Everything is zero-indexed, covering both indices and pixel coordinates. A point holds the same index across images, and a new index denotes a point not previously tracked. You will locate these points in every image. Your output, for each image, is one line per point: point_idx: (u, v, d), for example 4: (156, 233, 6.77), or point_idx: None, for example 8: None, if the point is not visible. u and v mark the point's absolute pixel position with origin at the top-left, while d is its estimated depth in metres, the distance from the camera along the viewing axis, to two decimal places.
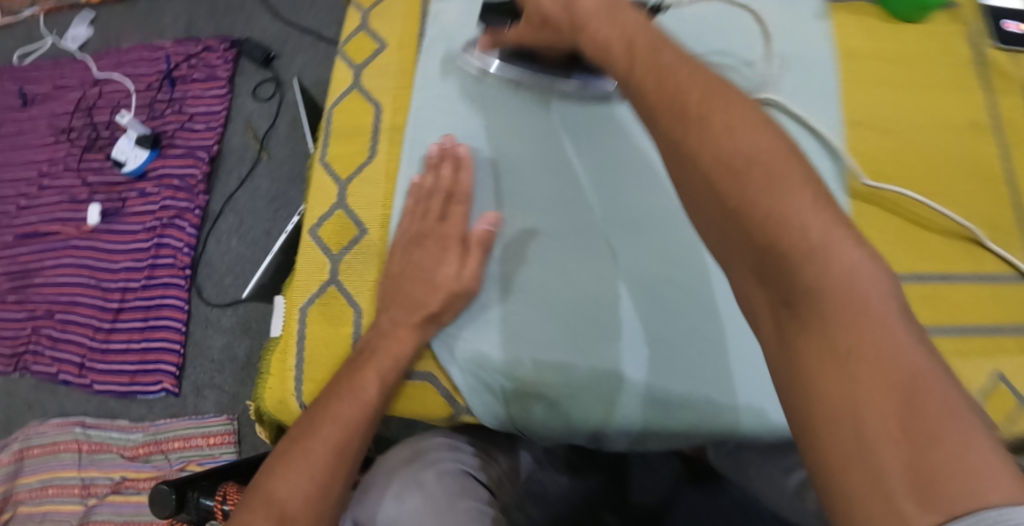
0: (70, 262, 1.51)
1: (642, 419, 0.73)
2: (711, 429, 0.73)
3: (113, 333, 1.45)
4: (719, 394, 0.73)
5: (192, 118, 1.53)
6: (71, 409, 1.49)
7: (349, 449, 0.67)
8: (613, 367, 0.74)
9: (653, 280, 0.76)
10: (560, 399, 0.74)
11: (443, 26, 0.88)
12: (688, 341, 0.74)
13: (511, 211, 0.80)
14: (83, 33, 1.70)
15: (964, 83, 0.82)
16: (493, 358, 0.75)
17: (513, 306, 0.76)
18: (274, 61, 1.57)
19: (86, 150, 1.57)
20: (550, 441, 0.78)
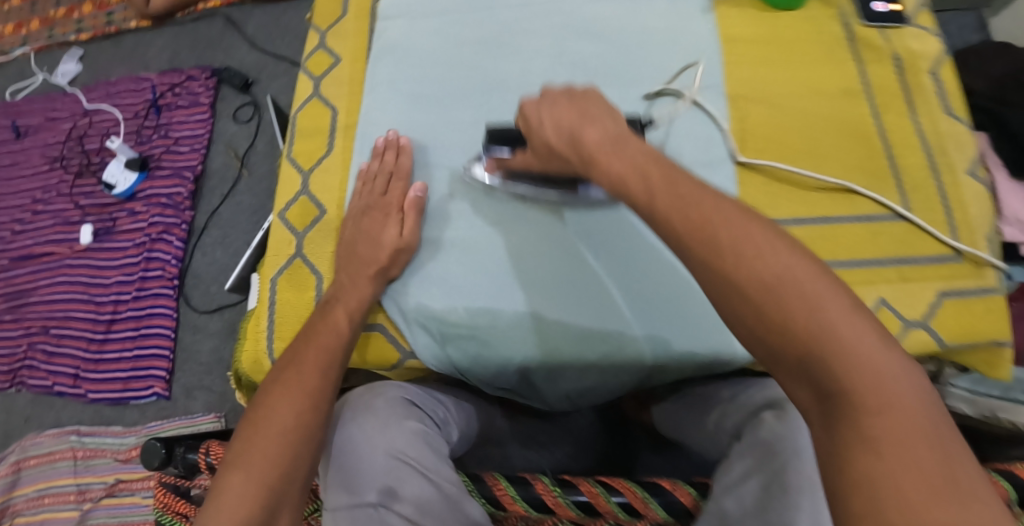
0: (63, 280, 1.61)
1: (562, 352, 0.79)
2: (624, 358, 0.78)
3: (106, 343, 1.54)
4: (641, 333, 0.78)
5: (176, 142, 1.64)
6: (67, 419, 1.56)
7: (320, 386, 0.72)
8: (536, 310, 0.80)
9: (568, 233, 0.84)
10: (488, 339, 0.80)
11: (389, 39, 0.99)
12: (609, 289, 0.81)
13: (443, 184, 0.89)
14: (72, 69, 1.82)
15: (837, 56, 0.90)
16: (428, 307, 0.82)
17: (446, 262, 0.84)
18: (252, 86, 1.70)
19: (77, 176, 1.68)
20: (486, 382, 0.82)
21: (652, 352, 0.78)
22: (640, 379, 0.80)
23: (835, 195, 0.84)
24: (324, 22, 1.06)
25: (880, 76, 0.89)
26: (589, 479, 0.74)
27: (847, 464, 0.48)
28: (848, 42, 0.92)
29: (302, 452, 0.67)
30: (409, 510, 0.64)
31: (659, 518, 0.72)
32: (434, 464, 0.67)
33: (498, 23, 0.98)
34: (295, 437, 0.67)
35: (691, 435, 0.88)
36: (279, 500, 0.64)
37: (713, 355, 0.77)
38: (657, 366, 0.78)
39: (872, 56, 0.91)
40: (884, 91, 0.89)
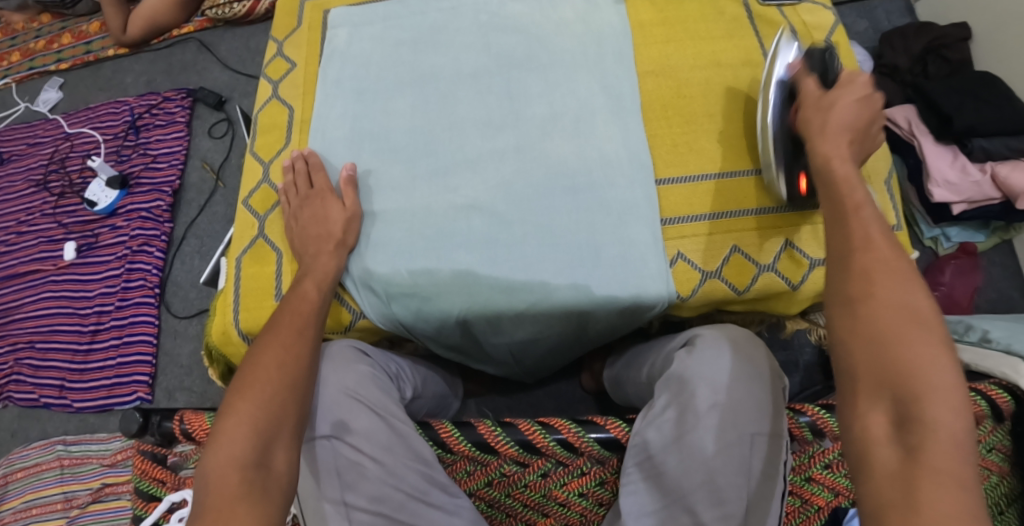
0: (47, 296, 1.66)
1: (492, 302, 0.90)
2: (548, 303, 0.90)
3: (90, 353, 1.60)
4: (563, 280, 0.90)
5: (155, 159, 1.72)
6: (53, 430, 1.61)
7: (303, 345, 0.77)
8: (465, 266, 0.91)
9: (495, 200, 0.94)
10: (429, 295, 0.91)
11: (337, 45, 1.08)
12: (535, 250, 0.92)
13: (389, 165, 0.99)
14: (53, 96, 1.92)
15: (740, 34, 1.04)
16: (374, 271, 0.93)
17: (388, 230, 0.95)
18: (225, 104, 1.79)
19: (60, 198, 1.75)
20: (426, 334, 0.95)
21: (574, 298, 0.90)
22: (568, 324, 0.92)
23: (736, 153, 0.97)
24: (281, 32, 1.15)
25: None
26: (528, 419, 0.78)
27: (913, 487, 0.58)
28: (750, 20, 1.05)
29: (289, 401, 0.72)
30: (359, 439, 0.73)
31: (595, 452, 0.77)
32: (381, 401, 0.77)
33: (432, 23, 1.07)
34: (285, 386, 0.72)
35: (630, 389, 0.95)
36: (273, 442, 0.69)
37: (624, 294, 0.89)
38: (579, 312, 0.90)
39: (770, 30, 1.04)
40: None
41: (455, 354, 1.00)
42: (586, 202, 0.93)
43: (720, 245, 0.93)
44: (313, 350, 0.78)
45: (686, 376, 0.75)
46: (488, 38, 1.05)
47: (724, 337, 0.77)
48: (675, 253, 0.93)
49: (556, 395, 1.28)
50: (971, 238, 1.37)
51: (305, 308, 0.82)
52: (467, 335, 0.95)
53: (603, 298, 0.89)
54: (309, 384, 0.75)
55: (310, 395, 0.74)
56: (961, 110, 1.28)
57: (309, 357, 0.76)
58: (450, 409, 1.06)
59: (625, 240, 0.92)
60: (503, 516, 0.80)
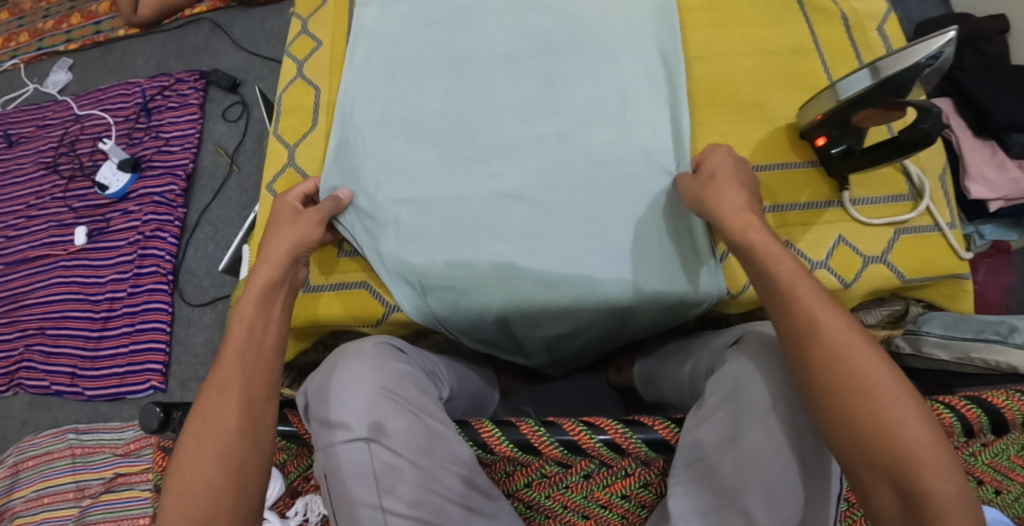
0: (58, 281, 1.64)
1: (533, 297, 0.87)
2: (592, 297, 0.87)
3: (102, 340, 1.57)
4: (609, 273, 0.87)
5: (167, 142, 1.68)
6: (65, 418, 1.59)
7: (232, 407, 0.70)
8: (504, 259, 0.88)
9: (535, 188, 0.91)
10: (467, 288, 0.88)
11: (365, 24, 1.04)
12: (577, 241, 0.88)
13: (422, 151, 0.95)
14: (63, 78, 1.88)
15: (787, 18, 0.99)
16: (411, 261, 0.90)
17: (423, 219, 0.91)
18: (240, 86, 1.74)
19: (70, 181, 1.71)
20: (460, 330, 0.92)
21: (618, 292, 0.87)
22: (610, 320, 0.88)
23: (781, 143, 0.93)
24: (305, 11, 1.10)
25: (828, 33, 0.99)
26: (572, 418, 0.75)
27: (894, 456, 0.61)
28: (800, 7, 1.01)
29: (224, 485, 0.67)
30: (398, 442, 0.70)
31: (642, 453, 0.74)
32: (419, 402, 0.74)
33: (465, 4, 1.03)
34: (215, 461, 0.68)
35: (666, 386, 0.92)
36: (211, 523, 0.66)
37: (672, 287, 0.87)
38: (621, 308, 0.87)
39: (820, 18, 1.00)
40: (832, 47, 0.98)
41: (491, 350, 0.97)
42: (630, 192, 0.90)
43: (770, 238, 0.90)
44: (246, 407, 0.71)
45: (744, 376, 0.71)
46: (521, 17, 1.01)
47: (759, 350, 0.73)
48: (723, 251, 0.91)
49: (580, 390, 1.25)
50: (1005, 237, 1.31)
51: (231, 353, 0.74)
52: (503, 332, 0.91)
53: (647, 290, 0.87)
54: (247, 449, 0.69)
55: (248, 460, 0.69)
56: (1002, 103, 1.23)
57: (242, 417, 0.70)
58: (486, 406, 1.03)
59: (670, 227, 0.89)
60: (543, 517, 0.78)
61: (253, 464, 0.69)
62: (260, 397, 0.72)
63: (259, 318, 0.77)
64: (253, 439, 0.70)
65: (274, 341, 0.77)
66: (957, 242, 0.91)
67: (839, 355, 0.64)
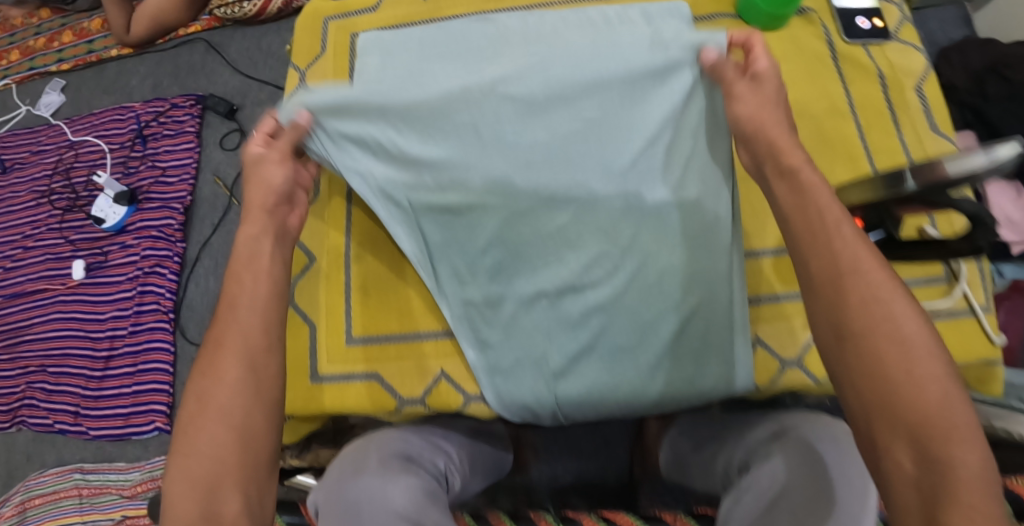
0: (58, 316, 1.60)
1: (532, 214, 0.82)
2: (618, 337, 0.83)
3: (104, 379, 1.53)
4: (645, 317, 0.83)
5: (164, 172, 1.63)
6: (69, 457, 1.56)
7: (234, 366, 0.67)
8: (499, 175, 0.82)
9: (538, 115, 0.83)
10: (465, 209, 0.83)
11: (367, 75, 0.90)
12: (616, 295, 0.83)
13: (425, 145, 0.83)
14: (56, 100, 1.83)
15: (819, 74, 0.93)
16: (406, 187, 0.85)
17: (408, 145, 0.83)
18: (237, 112, 1.67)
19: (66, 212, 1.67)
20: (458, 285, 0.86)
21: (621, 211, 0.82)
22: (615, 256, 0.82)
23: None
24: (303, 60, 1.02)
25: (864, 93, 0.93)
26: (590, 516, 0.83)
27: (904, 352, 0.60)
28: (834, 62, 0.94)
29: (229, 440, 0.65)
30: None
31: None
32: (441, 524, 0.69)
33: (477, 50, 0.88)
34: (219, 418, 0.66)
35: (696, 474, 0.88)
36: (217, 479, 0.64)
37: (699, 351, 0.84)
38: (622, 235, 0.82)
39: (856, 74, 0.94)
40: (867, 107, 0.92)
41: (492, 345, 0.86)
42: (667, 222, 0.83)
43: (798, 331, 0.94)
44: (246, 362, 0.68)
45: (784, 476, 0.70)
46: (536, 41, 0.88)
47: (795, 454, 0.71)
48: (756, 336, 0.94)
49: (594, 435, 1.20)
50: None
51: (231, 306, 0.70)
52: (499, 281, 0.84)
53: (646, 219, 0.83)
54: (251, 405, 0.67)
55: (251, 416, 0.67)
56: None
57: (243, 372, 0.67)
58: (503, 472, 0.99)
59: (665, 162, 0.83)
60: None
61: (257, 420, 0.67)
62: (259, 351, 0.69)
63: (254, 270, 0.71)
64: (256, 395, 0.67)
65: (268, 294, 0.71)
66: (990, 325, 0.90)
67: (870, 300, 0.62)
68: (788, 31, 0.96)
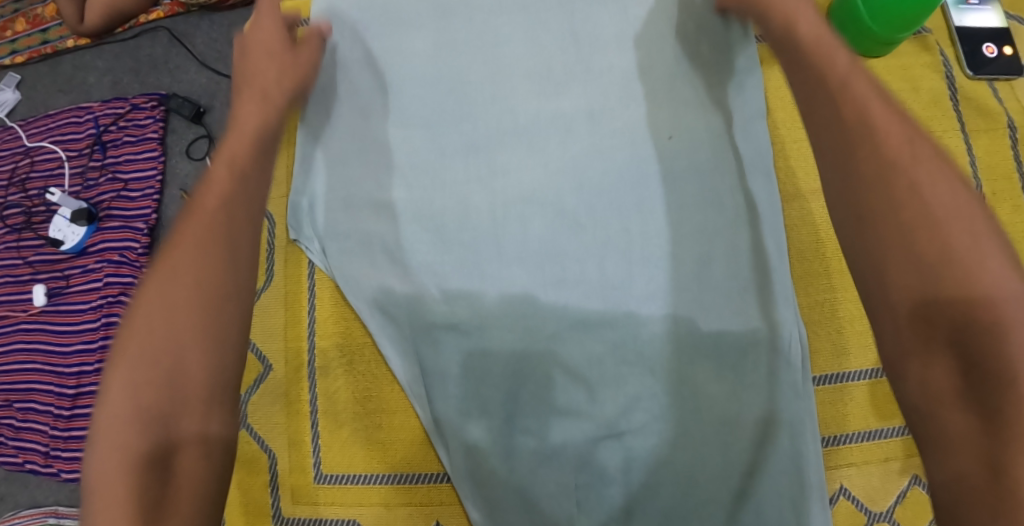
0: (21, 348, 1.12)
1: (560, 341, 0.58)
2: (681, 508, 0.56)
3: (74, 421, 1.09)
4: (721, 485, 0.56)
5: (127, 185, 1.19)
6: (44, 500, 1.11)
7: (216, 248, 0.50)
8: (518, 290, 0.59)
9: (562, 186, 0.61)
10: (472, 329, 0.59)
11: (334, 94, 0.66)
12: (687, 454, 0.56)
13: (413, 231, 0.61)
14: (10, 98, 1.29)
15: (938, 124, 0.63)
16: (389, 287, 0.61)
17: (408, 233, 0.61)
18: (205, 115, 1.23)
19: (22, 229, 1.19)
20: (471, 437, 0.58)
21: (668, 344, 0.57)
22: (661, 396, 0.57)
23: None
24: None
25: (991, 149, 0.63)
26: None
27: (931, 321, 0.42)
28: (953, 103, 0.64)
29: (196, 339, 0.48)
30: None
31: None
32: None
33: (487, 66, 0.65)
34: (175, 323, 0.48)
35: None
36: (172, 415, 0.46)
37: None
38: (684, 373, 0.57)
39: (980, 124, 0.63)
40: (996, 172, 0.62)
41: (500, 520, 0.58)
42: (726, 354, 0.57)
43: (898, 473, 0.60)
44: (231, 245, 0.51)
45: None
46: (549, 68, 0.64)
47: None
48: (837, 485, 0.60)
49: None
50: None
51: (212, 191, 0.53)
52: (509, 431, 0.58)
53: (718, 353, 0.57)
54: (229, 310, 0.49)
55: (222, 325, 0.49)
56: None
57: (216, 268, 0.50)
58: None
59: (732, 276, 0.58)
60: None
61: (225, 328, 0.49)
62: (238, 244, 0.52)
63: (251, 155, 0.56)
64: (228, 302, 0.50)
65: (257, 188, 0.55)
66: None
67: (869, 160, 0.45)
68: (895, 57, 0.65)
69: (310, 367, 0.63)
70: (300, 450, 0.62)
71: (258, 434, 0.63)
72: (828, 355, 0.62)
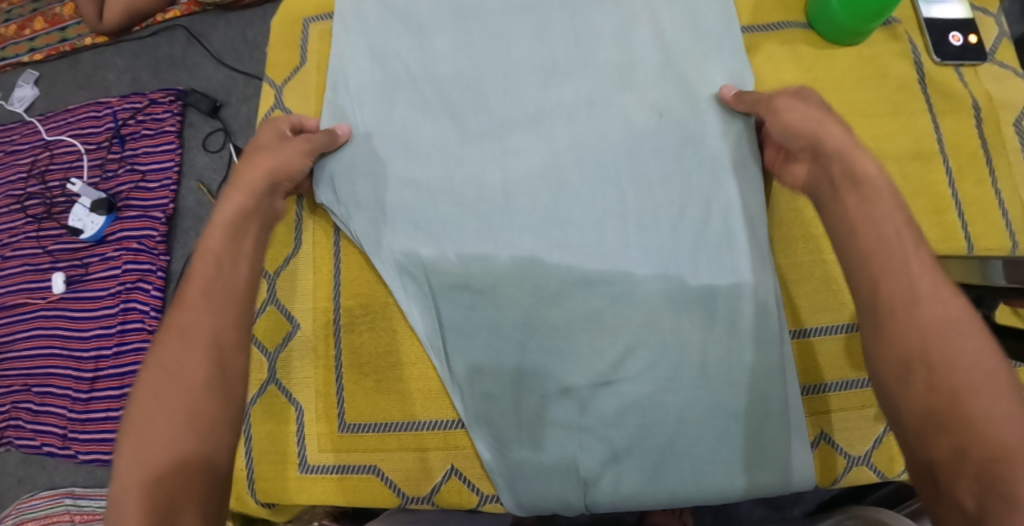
0: (43, 333, 1.17)
1: (564, 298, 0.65)
2: (675, 449, 0.63)
3: (91, 404, 1.12)
4: (706, 424, 0.62)
5: (145, 176, 1.22)
6: (61, 481, 1.15)
7: (232, 276, 0.60)
8: (526, 253, 0.66)
9: (565, 164, 0.67)
10: (484, 288, 0.66)
11: (360, 80, 0.73)
12: (676, 401, 0.63)
13: (429, 203, 0.68)
14: (30, 94, 1.33)
15: (907, 107, 0.69)
16: (411, 248, 0.67)
17: (429, 202, 0.68)
18: (222, 110, 1.26)
19: (41, 219, 1.23)
20: (479, 385, 0.65)
21: (662, 298, 0.64)
22: (655, 346, 0.63)
23: None
24: (279, 75, 0.80)
25: (956, 128, 0.69)
26: None
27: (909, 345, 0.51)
28: (921, 86, 0.70)
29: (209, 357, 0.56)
30: None
31: None
32: None
33: (497, 53, 0.71)
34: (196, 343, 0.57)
35: None
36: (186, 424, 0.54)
37: (738, 477, 0.62)
38: (675, 325, 0.63)
39: (946, 105, 0.69)
40: (960, 148, 0.68)
41: (512, 464, 0.64)
42: (710, 309, 0.63)
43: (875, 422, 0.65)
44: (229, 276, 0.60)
45: None
46: (553, 61, 0.70)
47: None
48: (818, 432, 0.66)
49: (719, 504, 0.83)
50: None
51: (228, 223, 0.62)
52: (519, 381, 0.65)
53: (704, 306, 0.64)
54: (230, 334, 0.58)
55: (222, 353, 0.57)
56: None
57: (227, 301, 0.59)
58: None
59: (715, 240, 0.65)
60: None
61: (220, 423, 0.55)
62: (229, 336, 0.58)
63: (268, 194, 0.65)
64: (223, 398, 0.56)
65: (245, 281, 0.61)
66: None
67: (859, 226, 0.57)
68: (867, 46, 0.71)
69: (337, 323, 0.69)
70: (326, 400, 0.68)
71: (286, 387, 0.69)
72: (807, 312, 0.67)
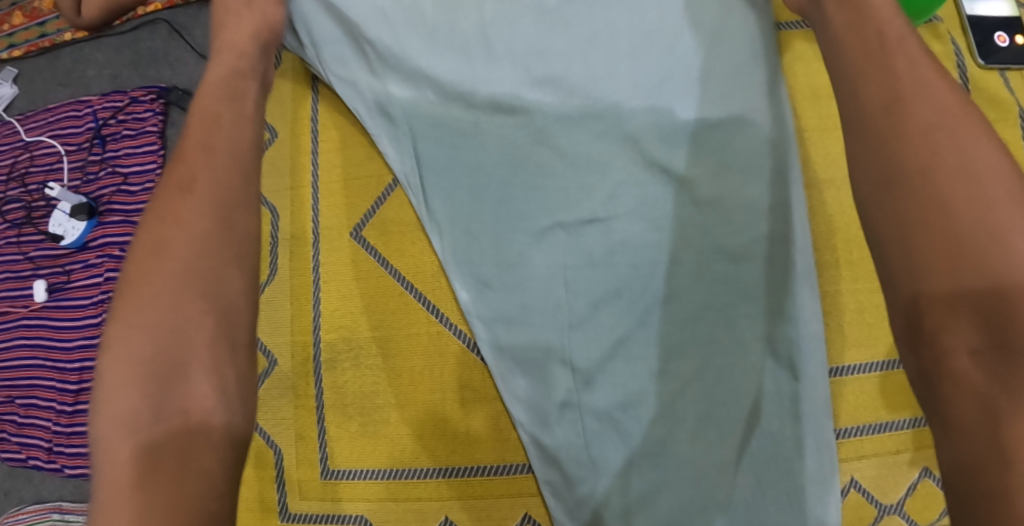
0: (23, 344, 1.07)
1: (555, 193, 0.63)
2: (673, 342, 0.61)
3: (76, 417, 1.02)
4: (702, 320, 0.61)
5: (127, 179, 1.12)
6: (49, 495, 1.08)
7: (225, 181, 0.55)
8: (516, 147, 0.64)
9: (564, 58, 0.63)
10: (467, 129, 0.65)
11: None
12: (673, 295, 0.61)
13: (420, 91, 0.65)
14: (8, 92, 1.24)
15: None
16: (391, 91, 0.66)
17: (421, 88, 0.65)
18: None
19: (21, 224, 1.13)
20: (473, 279, 0.64)
21: (655, 188, 0.62)
22: (649, 234, 0.62)
23: None
24: None
25: (1003, 138, 0.64)
26: None
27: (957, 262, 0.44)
28: (964, 92, 0.64)
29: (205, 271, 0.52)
30: None
31: None
32: None
33: None
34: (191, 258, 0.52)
35: None
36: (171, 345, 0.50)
37: (735, 395, 0.60)
38: (670, 159, 0.62)
39: (993, 114, 0.64)
40: None
41: (496, 308, 0.63)
42: (705, 216, 0.62)
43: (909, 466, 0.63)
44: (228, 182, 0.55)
45: None
46: None
47: None
48: (848, 477, 0.63)
49: None
50: None
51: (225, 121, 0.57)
52: (502, 219, 0.64)
53: (698, 147, 0.62)
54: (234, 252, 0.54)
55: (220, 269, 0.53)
56: None
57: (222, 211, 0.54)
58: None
59: (712, 125, 0.62)
60: None
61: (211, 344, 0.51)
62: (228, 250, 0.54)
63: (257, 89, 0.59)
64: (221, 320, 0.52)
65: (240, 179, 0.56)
66: None
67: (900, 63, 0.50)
68: None
69: (315, 360, 0.65)
70: (306, 444, 0.64)
71: (263, 430, 0.65)
72: (840, 346, 0.64)
